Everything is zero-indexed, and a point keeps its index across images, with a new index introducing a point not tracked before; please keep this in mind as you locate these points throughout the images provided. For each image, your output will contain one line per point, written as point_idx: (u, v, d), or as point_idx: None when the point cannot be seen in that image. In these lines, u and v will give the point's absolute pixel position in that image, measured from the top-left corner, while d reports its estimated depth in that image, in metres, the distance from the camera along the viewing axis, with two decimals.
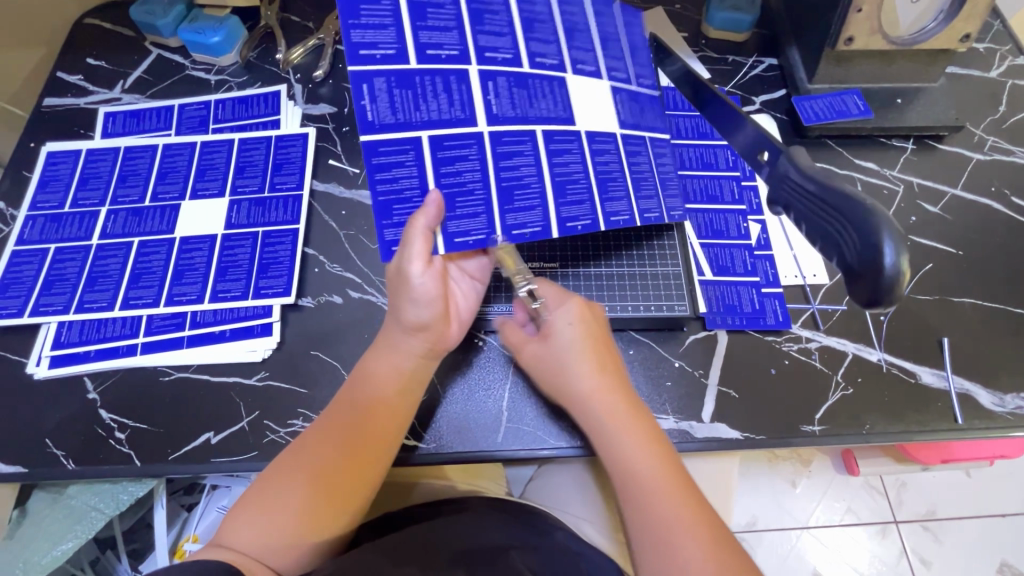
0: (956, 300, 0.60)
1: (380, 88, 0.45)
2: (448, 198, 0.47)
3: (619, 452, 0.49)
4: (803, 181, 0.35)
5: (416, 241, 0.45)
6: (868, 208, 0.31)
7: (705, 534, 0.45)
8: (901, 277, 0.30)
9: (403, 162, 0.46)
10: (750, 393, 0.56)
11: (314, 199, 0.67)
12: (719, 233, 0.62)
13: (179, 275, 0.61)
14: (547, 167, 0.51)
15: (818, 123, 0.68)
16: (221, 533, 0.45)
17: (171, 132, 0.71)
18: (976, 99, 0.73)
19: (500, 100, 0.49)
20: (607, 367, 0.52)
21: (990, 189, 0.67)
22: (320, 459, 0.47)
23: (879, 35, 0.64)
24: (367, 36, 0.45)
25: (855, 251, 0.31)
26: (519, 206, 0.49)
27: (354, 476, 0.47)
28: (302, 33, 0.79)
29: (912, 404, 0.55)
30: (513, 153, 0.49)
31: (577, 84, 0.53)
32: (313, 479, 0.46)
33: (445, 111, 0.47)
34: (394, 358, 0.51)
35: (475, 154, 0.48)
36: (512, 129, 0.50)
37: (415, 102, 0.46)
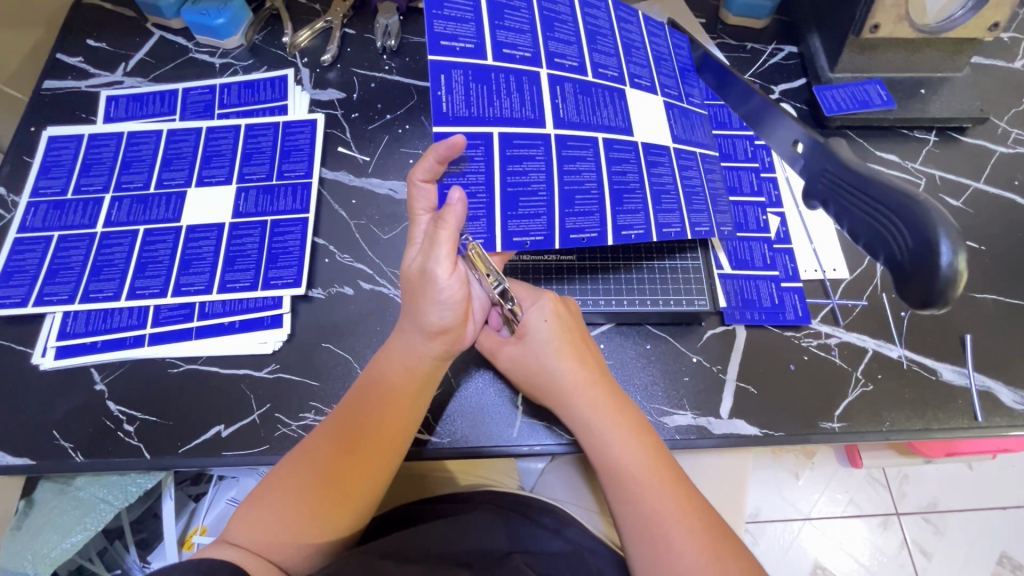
0: (977, 296, 0.59)
1: (459, 83, 0.47)
2: (512, 197, 0.48)
3: (606, 448, 0.48)
4: (841, 170, 0.35)
5: (444, 244, 0.45)
6: (918, 203, 0.30)
7: (697, 527, 0.44)
8: (957, 278, 0.29)
9: (475, 157, 0.47)
10: (768, 389, 0.55)
11: (323, 187, 0.65)
12: (738, 225, 0.61)
13: (186, 265, 0.60)
14: (606, 172, 0.51)
15: (840, 114, 0.67)
16: (229, 527, 0.44)
17: (175, 117, 0.69)
18: (1000, 90, 0.71)
19: (569, 110, 0.51)
20: (587, 362, 0.51)
21: (1013, 182, 0.66)
22: (328, 458, 0.46)
23: (905, 23, 0.62)
24: (454, 30, 0.47)
25: (902, 249, 0.31)
26: (579, 210, 0.49)
27: (361, 477, 0.46)
28: (309, 16, 0.77)
29: (931, 402, 0.55)
30: (576, 161, 0.50)
31: (636, 98, 0.54)
32: (318, 478, 0.45)
33: (518, 111, 0.49)
34: (406, 358, 0.50)
35: (540, 153, 0.49)
36: (579, 140, 0.51)
37: (491, 99, 0.48)
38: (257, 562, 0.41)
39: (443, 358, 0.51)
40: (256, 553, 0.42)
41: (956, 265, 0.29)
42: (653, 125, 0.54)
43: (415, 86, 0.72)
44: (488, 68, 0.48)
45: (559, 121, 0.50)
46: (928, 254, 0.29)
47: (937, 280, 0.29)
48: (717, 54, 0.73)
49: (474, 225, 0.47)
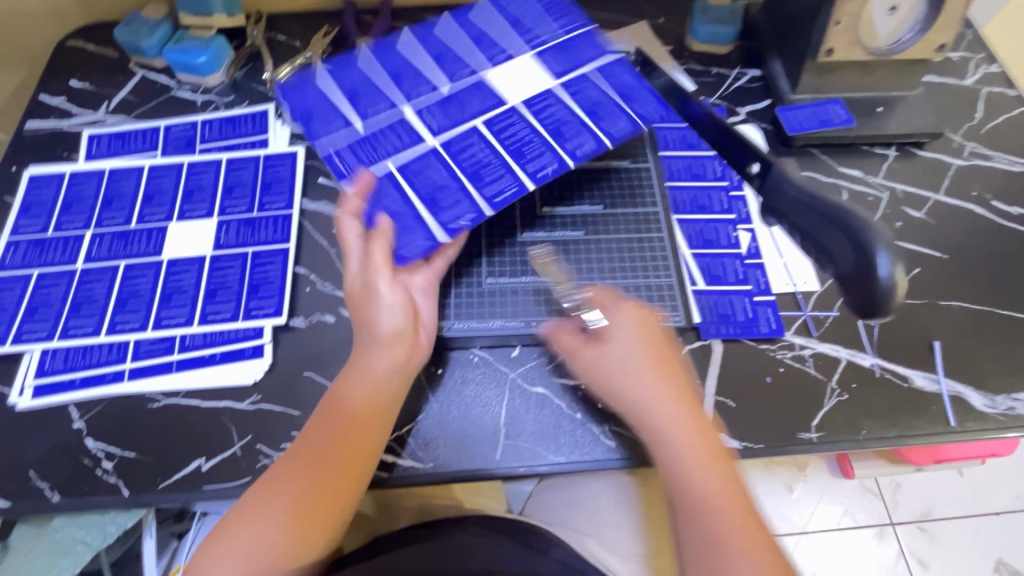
0: (942, 303, 0.61)
1: (340, 133, 0.55)
2: (429, 197, 0.54)
3: (683, 467, 0.48)
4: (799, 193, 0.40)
5: (375, 258, 0.50)
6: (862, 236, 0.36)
7: (763, 558, 0.45)
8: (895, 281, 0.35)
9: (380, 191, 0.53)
10: (746, 402, 0.56)
11: (304, 217, 0.66)
12: (710, 243, 0.63)
13: (167, 298, 0.60)
14: (501, 162, 0.56)
15: (802, 132, 0.70)
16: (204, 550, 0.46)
17: (156, 153, 0.70)
18: (954, 105, 0.75)
19: (442, 121, 0.57)
20: (664, 373, 0.51)
21: (972, 194, 0.68)
22: (292, 489, 0.47)
23: (859, 46, 0.66)
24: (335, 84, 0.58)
25: (853, 272, 0.37)
26: (489, 179, 0.55)
27: (321, 510, 0.47)
28: (289, 52, 0.79)
29: (905, 409, 0.56)
30: (458, 159, 0.56)
31: (497, 66, 0.60)
32: (282, 510, 0.46)
33: (407, 134, 0.56)
34: (362, 376, 0.49)
35: (420, 155, 0.56)
36: (461, 145, 0.56)
37: (372, 142, 0.56)
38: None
39: (396, 375, 0.50)
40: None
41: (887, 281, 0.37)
42: (531, 80, 0.59)
43: None
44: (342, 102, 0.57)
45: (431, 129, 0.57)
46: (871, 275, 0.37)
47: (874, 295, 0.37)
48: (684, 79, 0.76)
49: (410, 239, 0.52)
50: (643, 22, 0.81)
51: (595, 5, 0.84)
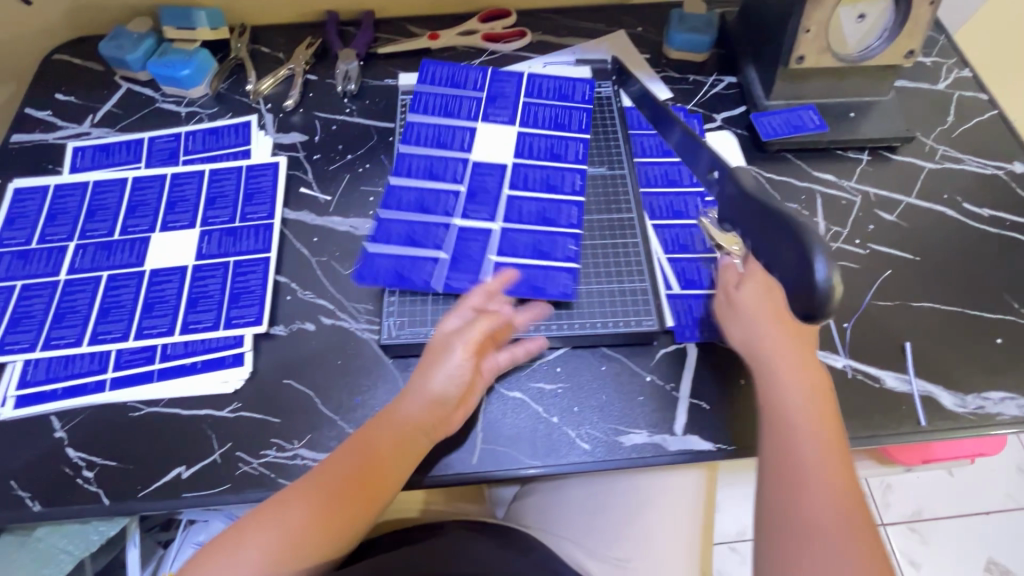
0: (913, 304, 0.62)
1: (426, 266, 0.60)
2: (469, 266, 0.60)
3: (795, 424, 0.47)
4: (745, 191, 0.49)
5: (472, 330, 0.54)
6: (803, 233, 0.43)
7: (863, 538, 0.42)
8: (830, 286, 0.42)
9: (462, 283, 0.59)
10: (720, 404, 0.57)
11: (286, 227, 0.67)
12: (685, 247, 0.64)
13: (149, 307, 0.61)
14: (546, 232, 0.63)
15: (776, 138, 0.71)
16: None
17: (140, 165, 0.71)
18: (926, 110, 0.76)
19: (484, 212, 0.64)
20: (800, 349, 0.50)
21: (943, 196, 0.70)
22: (298, 527, 0.46)
23: (828, 53, 0.67)
24: (386, 232, 0.62)
25: (791, 272, 0.45)
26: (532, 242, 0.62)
27: (318, 555, 0.46)
28: (273, 64, 0.81)
29: (876, 409, 0.57)
30: (516, 242, 0.62)
31: (484, 131, 0.69)
32: (283, 548, 0.45)
33: (470, 237, 0.62)
34: (394, 424, 0.51)
35: (487, 248, 0.61)
36: (517, 223, 0.63)
37: (455, 262, 0.61)
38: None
39: (428, 434, 0.52)
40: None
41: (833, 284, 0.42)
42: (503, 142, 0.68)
43: (375, 126, 0.75)
44: (404, 231, 0.62)
45: (465, 218, 0.63)
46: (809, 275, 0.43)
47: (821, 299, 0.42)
48: (658, 88, 0.78)
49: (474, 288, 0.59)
50: (621, 30, 0.83)
51: (573, 15, 0.85)
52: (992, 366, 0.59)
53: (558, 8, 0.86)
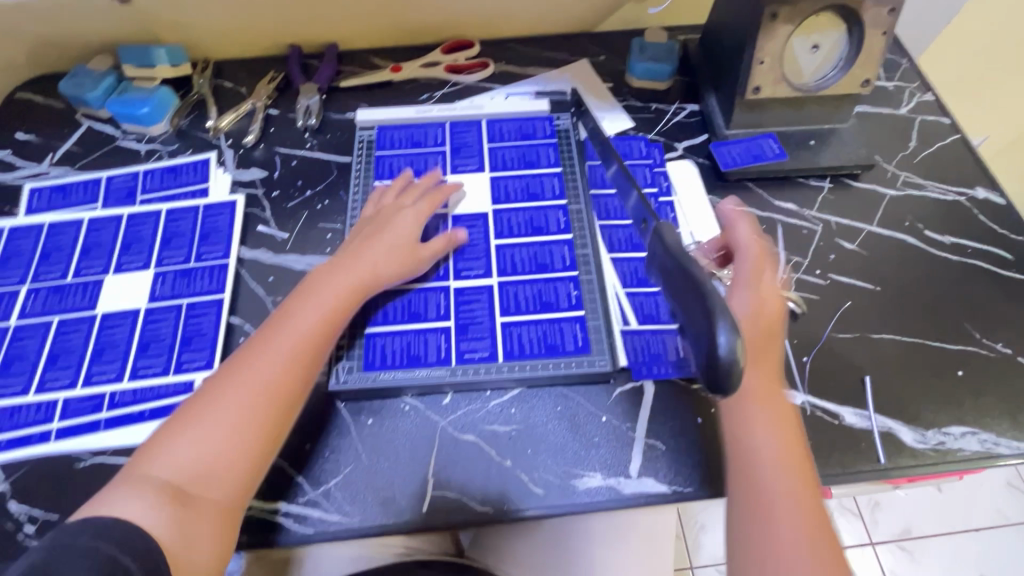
0: (874, 336, 0.61)
1: (435, 341, 0.59)
2: (463, 325, 0.60)
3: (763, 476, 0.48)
4: (668, 260, 0.49)
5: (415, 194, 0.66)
6: (711, 302, 0.43)
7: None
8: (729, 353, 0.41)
9: (469, 346, 0.59)
10: (676, 444, 0.56)
11: (242, 266, 0.67)
12: (643, 281, 0.64)
13: (99, 353, 0.60)
14: (545, 279, 0.63)
15: (736, 168, 0.71)
16: (133, 468, 0.47)
17: (97, 206, 0.70)
18: (888, 135, 0.76)
19: (478, 269, 0.64)
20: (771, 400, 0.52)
21: (905, 224, 0.69)
22: (251, 384, 0.50)
23: (784, 83, 0.67)
24: (383, 312, 0.61)
25: (697, 339, 0.44)
26: (531, 296, 0.62)
27: (243, 447, 0.49)
28: (234, 99, 0.81)
29: (836, 447, 0.56)
30: (517, 295, 0.62)
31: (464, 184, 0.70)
32: (237, 406, 0.49)
33: (472, 298, 0.62)
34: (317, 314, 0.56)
35: (492, 307, 0.61)
36: (512, 274, 0.63)
37: (463, 331, 0.60)
38: (166, 500, 0.45)
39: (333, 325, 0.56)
40: (166, 498, 0.45)
41: (734, 358, 0.41)
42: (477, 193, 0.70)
43: (335, 161, 0.75)
44: (402, 304, 0.62)
45: (460, 276, 0.63)
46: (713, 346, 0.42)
47: (717, 371, 0.42)
48: (620, 118, 0.78)
49: (476, 344, 0.59)
50: (584, 59, 0.83)
51: (535, 44, 0.86)
52: (954, 399, 0.58)
53: (521, 37, 0.86)
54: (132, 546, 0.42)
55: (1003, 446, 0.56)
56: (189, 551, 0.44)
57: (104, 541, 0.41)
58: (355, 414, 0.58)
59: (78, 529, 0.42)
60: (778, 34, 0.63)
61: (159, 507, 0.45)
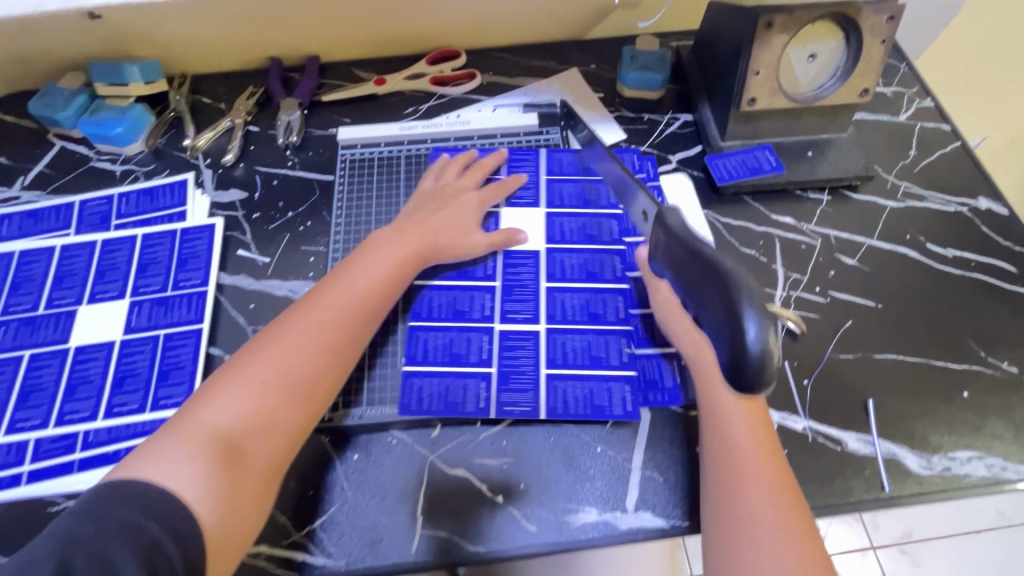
0: (876, 357, 0.60)
1: (474, 389, 0.57)
2: (505, 374, 0.57)
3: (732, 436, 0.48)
4: (677, 248, 0.49)
5: (478, 171, 0.68)
6: (736, 291, 0.43)
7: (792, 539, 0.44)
8: (764, 350, 0.43)
9: (517, 400, 0.56)
10: (675, 476, 0.54)
11: (221, 293, 0.65)
12: (627, 300, 0.62)
13: (73, 390, 0.58)
14: (596, 330, 0.60)
15: (731, 182, 0.69)
16: (182, 418, 0.46)
17: (70, 232, 0.68)
18: (887, 143, 0.74)
19: (526, 312, 0.61)
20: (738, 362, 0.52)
21: (905, 237, 0.67)
22: (308, 342, 0.51)
23: (780, 94, 0.65)
24: (423, 350, 0.59)
25: (721, 337, 0.46)
26: (582, 346, 0.59)
27: (297, 405, 0.49)
28: (213, 116, 0.78)
29: (838, 476, 0.54)
30: (566, 346, 0.59)
31: (510, 211, 0.67)
32: (291, 360, 0.50)
33: (517, 343, 0.59)
34: (373, 278, 0.57)
35: (538, 356, 0.58)
36: (563, 322, 0.60)
37: (504, 380, 0.57)
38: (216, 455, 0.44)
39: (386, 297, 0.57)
40: (214, 457, 0.44)
41: (767, 353, 0.43)
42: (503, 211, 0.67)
43: (318, 180, 0.72)
44: (443, 343, 0.59)
45: (506, 319, 0.60)
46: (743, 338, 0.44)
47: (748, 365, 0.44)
48: (611, 130, 0.75)
49: (522, 395, 0.56)
50: (574, 68, 0.80)
51: (523, 54, 0.83)
52: (959, 422, 0.56)
53: (508, 47, 0.83)
54: (175, 528, 0.40)
55: (1011, 471, 0.54)
56: (233, 522, 0.43)
57: (148, 517, 0.39)
58: (342, 449, 0.56)
59: (120, 495, 0.40)
60: (773, 44, 0.61)
61: (207, 472, 0.43)
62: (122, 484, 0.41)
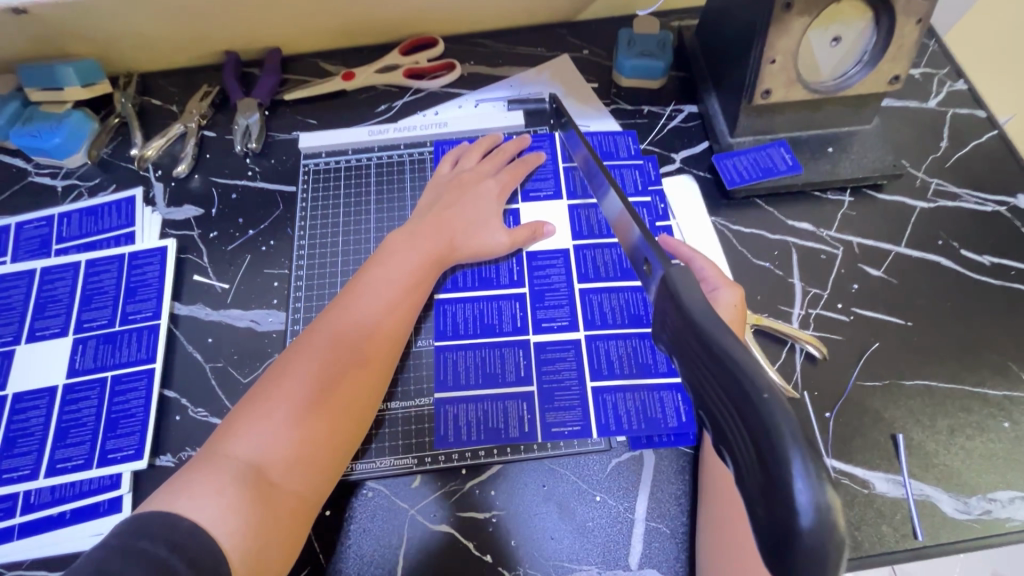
0: (907, 383, 0.53)
1: (516, 410, 0.52)
2: (548, 391, 0.53)
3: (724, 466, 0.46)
4: (682, 326, 0.32)
5: (496, 157, 0.64)
6: (770, 422, 0.25)
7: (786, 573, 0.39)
8: (823, 527, 0.23)
9: (567, 421, 0.52)
10: (683, 530, 0.48)
11: (176, 325, 0.58)
12: (636, 317, 0.56)
13: (11, 444, 0.52)
14: (639, 335, 0.55)
15: (743, 186, 0.61)
16: (211, 451, 0.41)
17: (6, 260, 0.61)
18: (916, 134, 0.66)
19: (562, 319, 0.56)
20: None
21: (938, 243, 0.60)
22: (344, 349, 0.48)
23: (799, 85, 0.57)
24: (454, 373, 0.54)
25: (759, 477, 0.25)
26: (624, 355, 0.54)
27: (342, 414, 0.46)
28: (164, 120, 0.70)
29: (867, 524, 0.48)
30: (609, 353, 0.55)
31: (530, 208, 0.62)
32: (326, 369, 0.46)
33: (557, 355, 0.55)
34: (399, 274, 0.53)
35: (580, 367, 0.54)
36: (603, 328, 0.56)
37: (547, 398, 0.53)
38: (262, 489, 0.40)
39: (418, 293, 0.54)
40: (256, 491, 0.40)
41: (826, 523, 0.23)
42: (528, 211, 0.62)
43: (281, 192, 0.65)
44: (475, 362, 0.54)
45: (541, 329, 0.56)
46: (784, 496, 0.24)
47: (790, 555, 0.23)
48: (609, 125, 0.67)
49: (569, 414, 0.52)
50: (564, 55, 0.72)
51: (507, 39, 0.74)
52: (998, 458, 0.50)
53: (491, 32, 0.75)
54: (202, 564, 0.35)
55: None
56: (266, 558, 0.39)
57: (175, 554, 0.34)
58: None
59: (146, 528, 0.35)
60: (792, 28, 0.53)
61: (240, 503, 0.39)
62: (147, 517, 0.36)
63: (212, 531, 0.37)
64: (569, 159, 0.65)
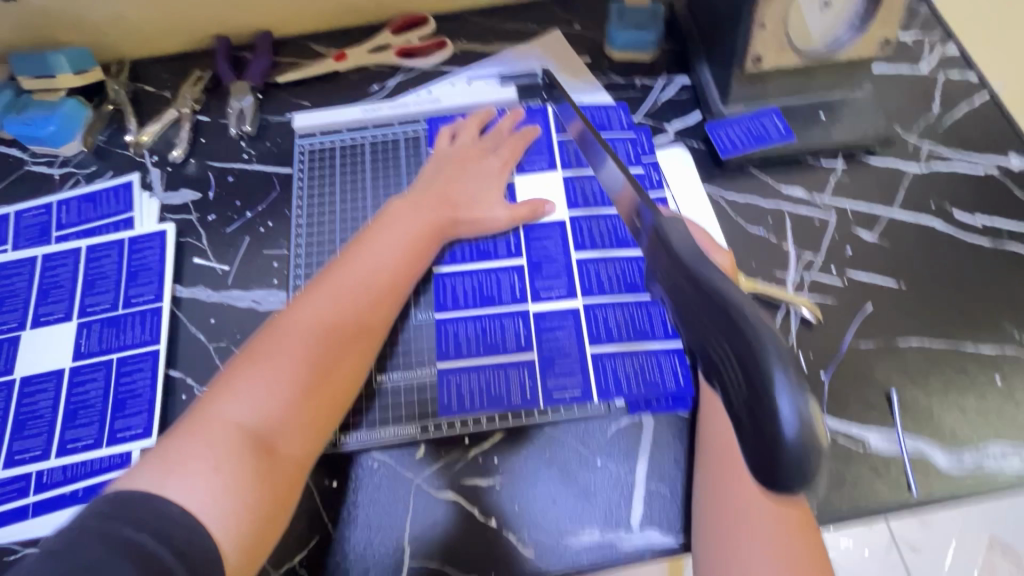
0: (900, 343, 0.54)
1: (518, 378, 0.53)
2: (548, 358, 0.54)
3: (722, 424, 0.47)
4: (670, 269, 0.33)
5: (496, 133, 0.64)
6: (757, 346, 0.26)
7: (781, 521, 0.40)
8: (806, 437, 0.25)
9: (567, 387, 0.53)
10: (682, 490, 0.49)
11: (178, 307, 0.59)
12: (633, 285, 0.57)
13: (21, 427, 0.53)
14: (636, 302, 0.56)
15: (735, 154, 0.62)
16: (203, 411, 0.42)
17: (7, 248, 0.61)
18: (908, 99, 0.66)
19: (560, 289, 0.57)
20: None
21: (930, 206, 0.61)
22: (338, 315, 0.48)
23: (789, 50, 0.57)
24: (455, 344, 0.55)
25: (743, 397, 0.26)
26: (622, 321, 0.55)
27: (337, 380, 0.47)
28: (157, 106, 0.70)
29: (862, 479, 0.49)
30: (608, 320, 0.55)
31: (526, 182, 0.63)
32: (321, 334, 0.47)
33: (557, 324, 0.55)
34: (392, 244, 0.54)
35: (580, 334, 0.55)
36: (600, 296, 0.56)
37: (548, 365, 0.54)
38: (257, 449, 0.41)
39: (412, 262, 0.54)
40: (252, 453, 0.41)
41: (808, 436, 0.24)
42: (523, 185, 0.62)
43: (277, 173, 0.65)
44: (476, 333, 0.55)
45: (540, 299, 0.57)
46: (769, 413, 0.25)
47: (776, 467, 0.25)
48: (602, 98, 0.67)
49: (569, 379, 0.53)
50: (555, 30, 0.72)
51: (498, 16, 0.74)
52: (991, 413, 0.51)
53: (482, 8, 0.75)
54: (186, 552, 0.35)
55: None
56: (264, 518, 0.40)
57: (161, 544, 0.34)
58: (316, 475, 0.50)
59: (126, 515, 0.35)
60: None
61: (238, 468, 0.39)
62: (134, 498, 0.36)
63: (204, 504, 0.37)
64: (564, 132, 0.65)
